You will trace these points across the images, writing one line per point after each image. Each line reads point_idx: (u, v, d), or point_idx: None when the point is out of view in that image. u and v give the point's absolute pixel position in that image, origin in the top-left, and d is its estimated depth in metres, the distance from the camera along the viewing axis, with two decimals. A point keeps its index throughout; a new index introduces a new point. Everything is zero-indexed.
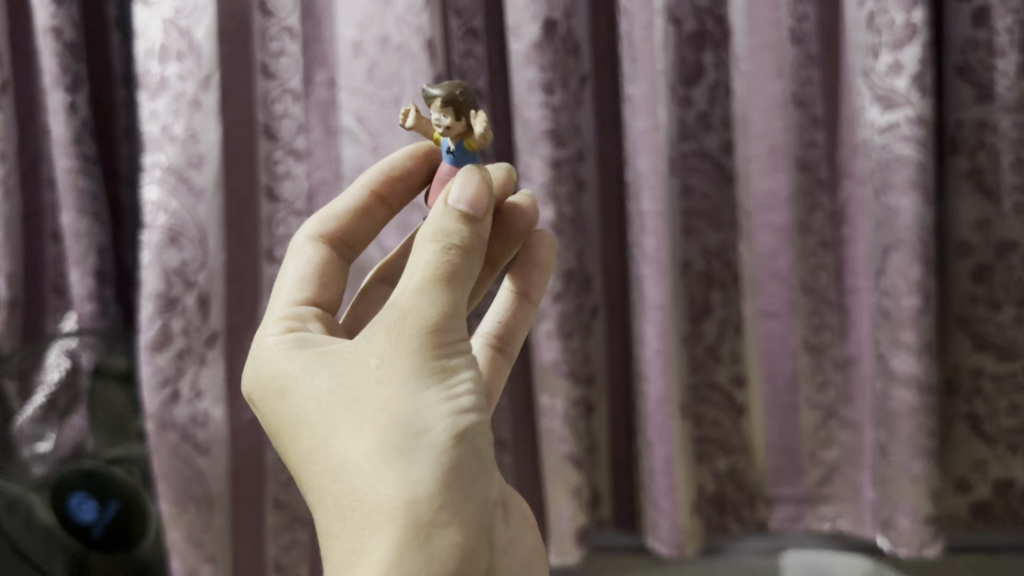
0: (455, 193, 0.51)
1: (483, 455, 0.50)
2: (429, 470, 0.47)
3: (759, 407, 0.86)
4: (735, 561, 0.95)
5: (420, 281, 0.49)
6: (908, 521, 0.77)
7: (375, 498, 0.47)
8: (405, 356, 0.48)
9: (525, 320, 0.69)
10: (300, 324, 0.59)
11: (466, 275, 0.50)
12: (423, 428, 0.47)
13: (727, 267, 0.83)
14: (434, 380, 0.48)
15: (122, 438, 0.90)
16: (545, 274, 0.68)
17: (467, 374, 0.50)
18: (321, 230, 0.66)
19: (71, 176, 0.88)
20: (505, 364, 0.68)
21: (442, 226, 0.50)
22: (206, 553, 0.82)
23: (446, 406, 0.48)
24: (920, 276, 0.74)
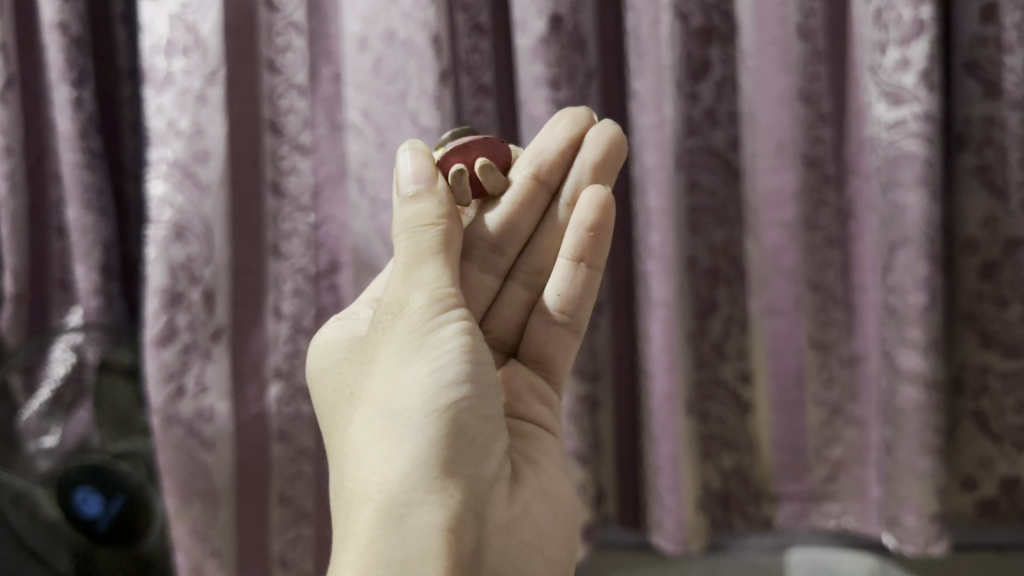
0: (409, 174, 0.52)
1: (478, 427, 0.50)
2: (408, 448, 0.48)
3: (765, 404, 0.86)
4: (738, 558, 0.95)
5: (402, 264, 0.51)
6: (914, 518, 0.76)
7: (363, 480, 0.49)
8: (392, 337, 0.50)
9: (589, 290, 0.64)
10: (352, 314, 0.62)
11: (447, 249, 0.51)
12: (402, 407, 0.48)
13: (733, 263, 0.84)
14: (416, 356, 0.49)
15: (129, 433, 0.92)
16: (601, 241, 0.62)
17: (457, 344, 0.49)
18: None
19: (76, 171, 0.88)
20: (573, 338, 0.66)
21: (414, 208, 0.51)
22: (211, 548, 0.83)
23: (425, 380, 0.48)
24: (927, 272, 0.73)
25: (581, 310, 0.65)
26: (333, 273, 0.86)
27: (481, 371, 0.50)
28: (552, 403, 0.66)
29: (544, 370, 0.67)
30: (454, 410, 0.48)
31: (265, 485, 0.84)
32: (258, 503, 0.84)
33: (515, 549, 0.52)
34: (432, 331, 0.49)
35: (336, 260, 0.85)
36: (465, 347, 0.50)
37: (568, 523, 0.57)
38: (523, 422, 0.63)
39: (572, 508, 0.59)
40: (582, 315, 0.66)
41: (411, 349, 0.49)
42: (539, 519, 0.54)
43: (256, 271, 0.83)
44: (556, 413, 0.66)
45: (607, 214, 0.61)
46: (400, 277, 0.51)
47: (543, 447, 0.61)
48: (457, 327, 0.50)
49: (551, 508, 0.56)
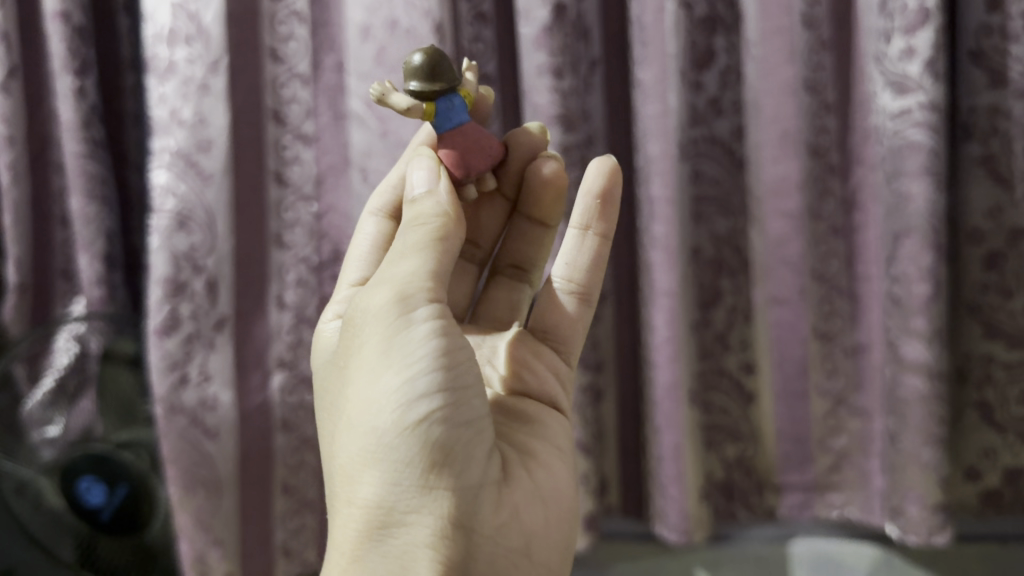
0: (418, 183, 0.54)
1: (457, 431, 0.49)
2: (386, 462, 0.49)
3: (768, 391, 0.86)
4: (743, 548, 0.95)
5: (391, 265, 0.51)
6: (917, 509, 0.77)
7: (351, 495, 0.51)
8: (368, 344, 0.50)
9: (603, 261, 0.67)
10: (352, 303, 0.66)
11: (441, 245, 0.51)
12: (376, 423, 0.49)
13: (737, 253, 0.84)
14: (388, 367, 0.49)
15: (131, 422, 0.90)
16: (613, 208, 0.65)
17: (431, 347, 0.49)
18: (384, 205, 0.69)
19: (78, 160, 0.88)
20: (587, 310, 0.68)
21: (419, 207, 0.52)
22: (214, 537, 0.83)
23: (397, 390, 0.49)
24: (932, 262, 0.73)
25: (592, 283, 0.67)
26: (335, 263, 0.84)
27: (457, 377, 0.50)
28: (559, 373, 0.68)
29: (553, 342, 0.69)
30: (428, 419, 0.48)
31: (268, 475, 0.84)
32: (262, 492, 0.84)
33: (504, 557, 0.51)
34: (404, 337, 0.49)
35: (339, 248, 0.84)
36: (440, 348, 0.49)
37: (564, 522, 0.56)
38: (534, 402, 0.65)
39: (570, 502, 0.58)
40: (593, 287, 0.67)
41: (384, 359, 0.50)
42: (530, 521, 0.53)
43: (257, 259, 0.82)
44: (566, 390, 0.68)
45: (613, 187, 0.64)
46: (382, 281, 0.51)
47: (547, 434, 0.62)
48: (431, 327, 0.49)
49: (544, 509, 0.55)
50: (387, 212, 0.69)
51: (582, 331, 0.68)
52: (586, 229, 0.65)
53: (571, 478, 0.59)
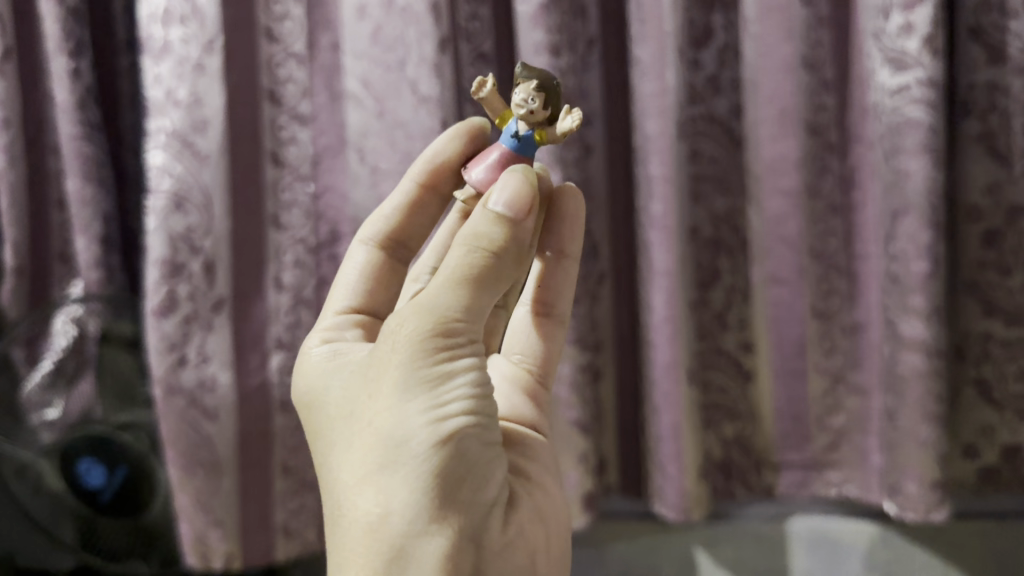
0: (497, 195, 0.50)
1: (478, 454, 0.50)
2: (410, 480, 0.49)
3: (766, 371, 0.86)
4: (741, 525, 0.95)
5: (436, 286, 0.49)
6: (916, 486, 0.77)
7: (364, 508, 0.51)
8: (400, 363, 0.49)
9: (568, 279, 0.68)
10: (337, 334, 0.63)
11: (492, 278, 0.49)
12: (404, 439, 0.49)
13: (735, 231, 0.84)
14: (423, 389, 0.49)
15: (130, 404, 0.91)
16: (575, 228, 0.66)
17: (466, 378, 0.49)
18: (373, 234, 0.68)
19: (75, 142, 0.88)
20: (557, 330, 0.69)
21: (478, 227, 0.49)
22: (215, 517, 0.83)
23: (430, 413, 0.48)
24: (930, 240, 0.73)
25: (560, 299, 0.68)
26: (332, 244, 0.85)
27: (485, 402, 0.50)
28: (539, 397, 0.68)
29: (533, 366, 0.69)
30: (457, 443, 0.49)
31: (268, 457, 0.85)
32: (262, 473, 0.84)
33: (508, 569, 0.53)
34: (442, 362, 0.49)
35: (337, 230, 0.85)
36: (473, 380, 0.50)
37: (557, 538, 0.60)
38: (515, 426, 0.65)
39: (562, 515, 0.61)
40: (563, 304, 0.69)
41: (420, 380, 0.49)
42: (530, 537, 0.56)
43: (254, 241, 0.82)
44: (545, 414, 0.68)
45: (576, 203, 0.66)
46: (427, 298, 0.49)
47: (533, 454, 0.63)
48: (466, 360, 0.50)
49: (542, 524, 0.58)
50: (377, 241, 0.68)
51: (559, 347, 0.70)
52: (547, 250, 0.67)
53: (562, 492, 0.63)
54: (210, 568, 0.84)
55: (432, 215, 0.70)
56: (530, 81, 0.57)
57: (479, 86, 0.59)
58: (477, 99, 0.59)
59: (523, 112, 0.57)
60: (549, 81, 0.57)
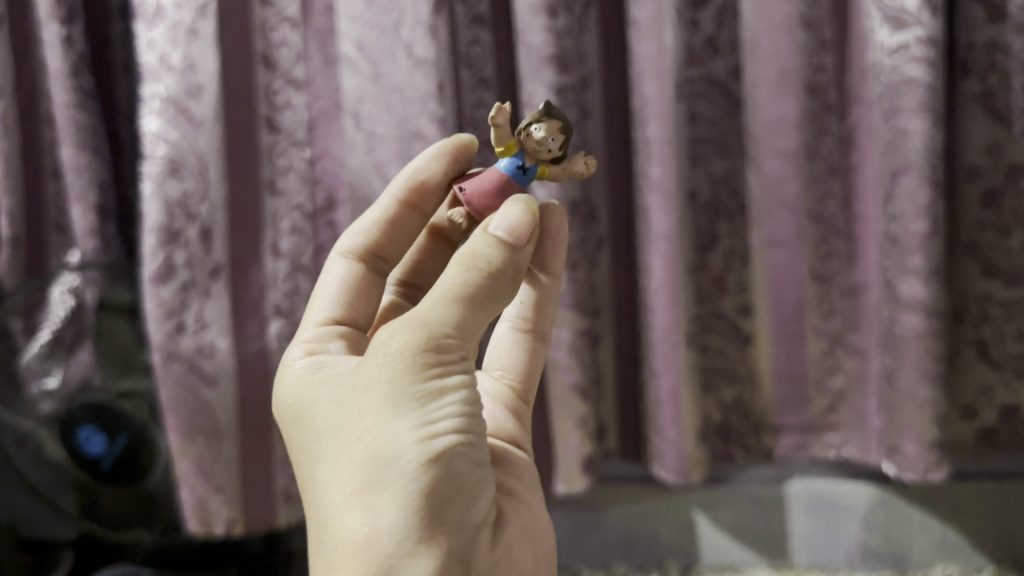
0: (499, 220, 0.50)
1: (467, 475, 0.48)
2: (398, 500, 0.46)
3: (765, 335, 0.85)
4: (741, 489, 0.95)
5: (428, 303, 0.48)
6: (915, 446, 0.77)
7: (349, 528, 0.47)
8: (390, 377, 0.47)
9: (552, 299, 0.68)
10: (320, 345, 0.59)
11: (486, 299, 0.49)
12: (392, 455, 0.46)
13: (734, 195, 0.84)
14: (414, 406, 0.46)
15: (128, 371, 0.89)
16: (562, 246, 0.65)
17: (456, 395, 0.47)
18: (352, 246, 0.64)
19: (68, 110, 0.87)
20: (541, 348, 0.69)
21: (477, 248, 0.49)
22: (215, 484, 0.83)
23: (420, 431, 0.46)
24: (929, 199, 0.73)
25: (543, 318, 0.68)
26: (329, 210, 0.85)
27: (475, 421, 0.48)
28: (523, 419, 0.67)
29: (517, 387, 0.68)
30: (447, 463, 0.46)
31: (268, 422, 0.85)
32: (263, 438, 0.85)
33: None
34: (432, 378, 0.47)
35: (334, 196, 0.85)
36: (463, 398, 0.48)
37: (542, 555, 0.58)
38: (500, 441, 0.63)
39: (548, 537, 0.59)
40: (546, 323, 0.69)
41: (410, 396, 0.46)
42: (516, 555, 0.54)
43: (251, 207, 0.81)
44: (526, 430, 0.67)
45: (561, 224, 0.64)
46: (418, 313, 0.48)
47: (521, 475, 0.61)
48: (457, 377, 0.48)
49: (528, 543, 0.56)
50: (357, 254, 0.64)
51: (541, 366, 0.69)
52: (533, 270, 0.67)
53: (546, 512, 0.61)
54: (210, 533, 0.84)
55: (412, 233, 0.66)
56: (557, 119, 0.57)
57: (499, 109, 0.56)
58: (493, 123, 0.56)
59: (546, 147, 0.57)
60: (567, 126, 0.58)
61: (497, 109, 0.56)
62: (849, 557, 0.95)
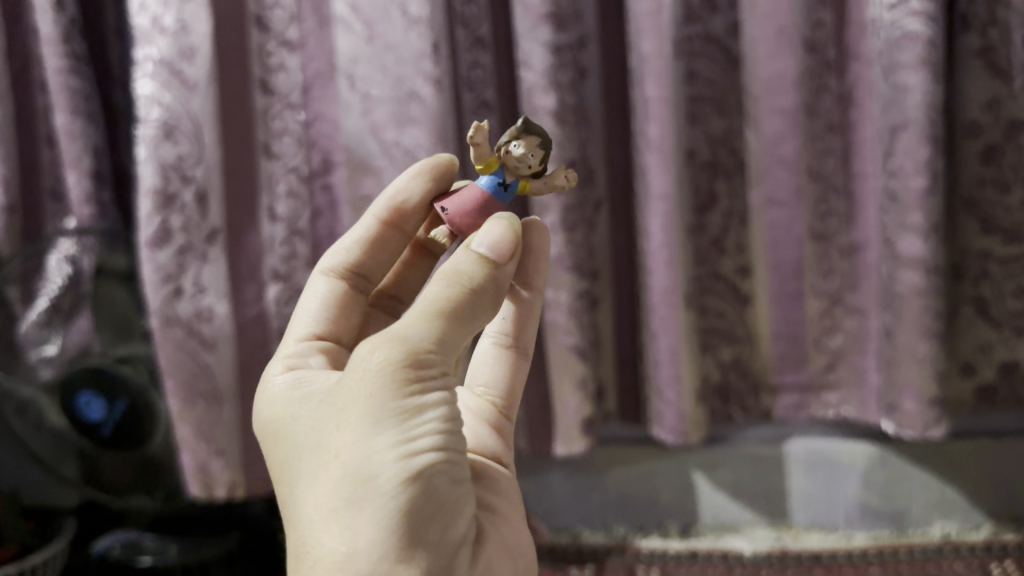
0: (481, 237, 0.48)
1: (447, 493, 0.45)
2: (374, 522, 0.42)
3: (763, 295, 0.85)
4: (739, 450, 0.95)
5: (409, 317, 0.44)
6: (913, 403, 0.78)
7: (322, 551, 0.43)
8: (368, 392, 0.43)
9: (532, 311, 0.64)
10: (300, 361, 0.55)
11: (469, 316, 0.45)
12: (369, 474, 0.42)
13: (733, 154, 0.83)
14: (392, 422, 0.42)
15: (127, 338, 0.88)
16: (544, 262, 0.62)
17: (437, 412, 0.44)
18: (335, 263, 0.61)
19: (61, 76, 0.86)
20: (523, 363, 0.65)
21: (458, 265, 0.47)
22: (216, 447, 0.83)
23: (400, 449, 0.42)
24: (929, 155, 0.73)
25: (525, 332, 0.65)
26: (326, 172, 0.83)
27: (456, 439, 0.45)
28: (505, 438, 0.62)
29: (501, 405, 0.64)
30: (427, 482, 0.43)
31: None
32: None
33: None
34: (414, 394, 0.43)
35: (330, 158, 0.83)
36: (444, 415, 0.44)
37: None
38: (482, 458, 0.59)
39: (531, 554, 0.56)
40: (528, 337, 0.65)
41: (389, 413, 0.42)
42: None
43: (246, 170, 0.81)
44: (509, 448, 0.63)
45: (543, 240, 0.61)
46: (398, 327, 0.44)
47: (498, 489, 0.57)
48: (439, 393, 0.44)
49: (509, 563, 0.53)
50: (339, 273, 0.61)
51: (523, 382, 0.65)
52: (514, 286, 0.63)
53: (528, 530, 0.58)
54: (212, 497, 0.85)
55: (395, 252, 0.62)
56: (538, 135, 0.55)
57: (478, 129, 0.53)
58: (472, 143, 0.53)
59: (527, 164, 0.54)
60: (547, 141, 0.55)
61: (476, 129, 0.53)
62: (849, 518, 0.96)
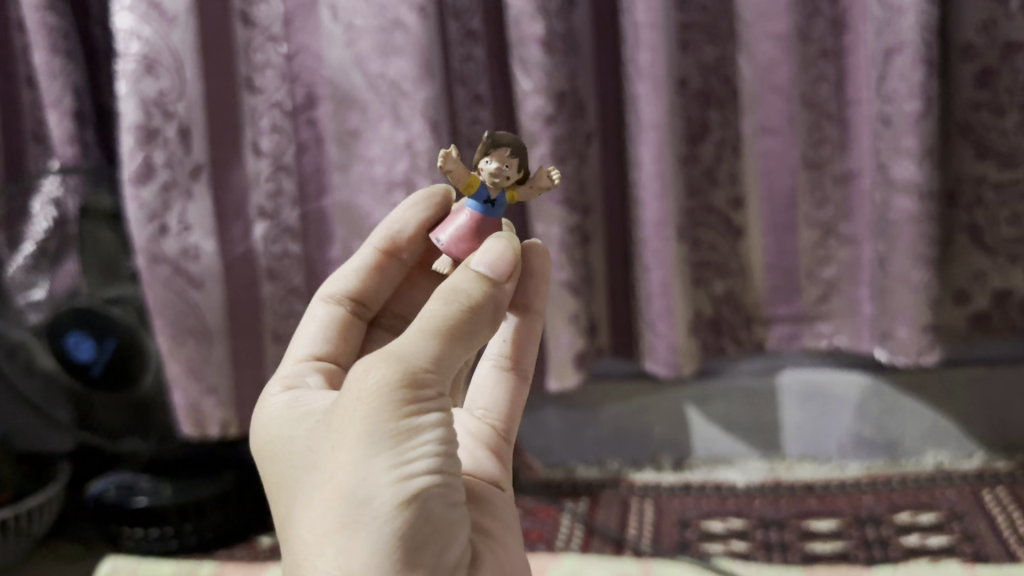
0: (480, 256, 0.46)
1: (446, 517, 0.43)
2: (369, 546, 0.40)
3: (757, 227, 0.85)
4: (731, 382, 0.95)
5: (406, 337, 0.43)
6: (907, 330, 0.77)
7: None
8: (363, 414, 0.41)
9: (533, 333, 0.59)
10: (297, 380, 0.54)
11: (467, 334, 0.44)
12: (365, 495, 0.40)
13: (725, 83, 0.81)
14: (387, 444, 0.40)
15: (114, 279, 0.85)
16: (544, 282, 0.58)
17: (435, 433, 0.42)
18: (332, 289, 0.60)
19: (38, 13, 0.84)
20: (523, 386, 0.59)
21: (458, 283, 0.45)
22: (207, 385, 0.83)
23: (395, 471, 0.40)
24: (923, 78, 0.72)
25: (527, 353, 0.59)
26: (310, 107, 0.81)
27: (455, 462, 0.43)
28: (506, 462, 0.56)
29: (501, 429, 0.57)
30: (423, 506, 0.41)
31: (258, 324, 0.84)
32: (253, 341, 0.85)
33: None
34: (410, 415, 0.41)
35: (313, 91, 0.81)
36: (442, 436, 0.42)
37: None
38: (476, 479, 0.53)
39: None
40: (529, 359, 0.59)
41: (383, 435, 0.40)
42: None
43: (227, 105, 0.79)
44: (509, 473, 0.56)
45: (544, 262, 0.57)
46: (395, 346, 0.42)
47: (497, 513, 0.51)
48: (436, 414, 0.42)
49: None
50: (338, 299, 0.60)
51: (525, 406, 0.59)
52: (514, 306, 0.58)
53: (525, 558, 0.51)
54: (205, 435, 0.85)
55: (394, 281, 0.62)
56: (508, 146, 0.51)
57: (447, 157, 0.50)
58: (444, 171, 0.50)
59: (504, 179, 0.51)
60: (520, 145, 0.51)
61: (444, 157, 0.49)
62: (842, 448, 0.96)
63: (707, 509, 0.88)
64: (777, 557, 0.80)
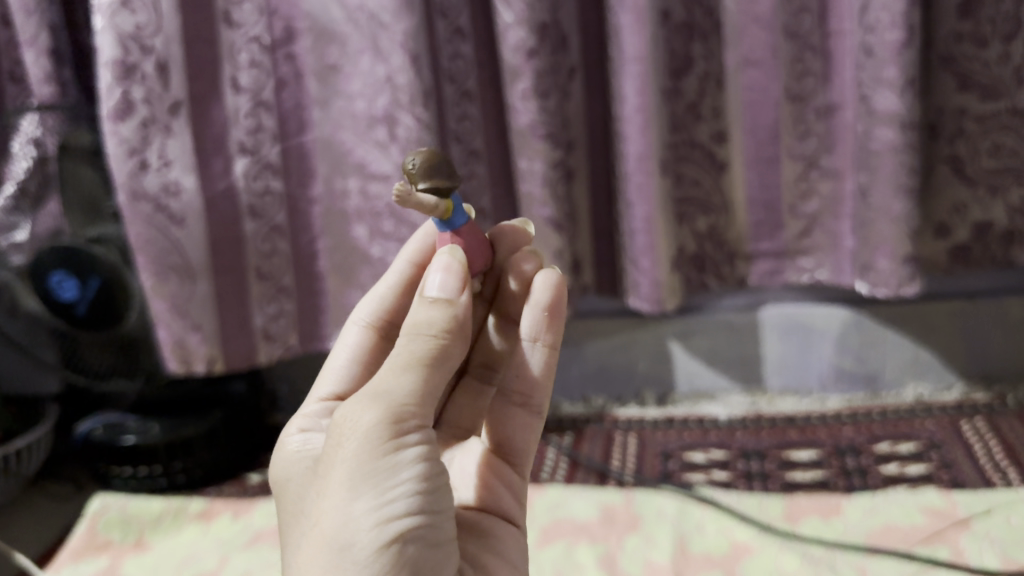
0: (433, 282, 0.45)
1: (430, 554, 0.43)
2: None
3: (738, 161, 0.85)
4: (714, 318, 0.96)
5: (382, 377, 0.43)
6: (887, 262, 0.78)
7: None
8: (342, 458, 0.41)
9: (546, 367, 0.55)
10: (313, 422, 0.55)
11: (444, 364, 0.43)
12: (345, 541, 0.41)
13: (709, 16, 0.80)
14: (366, 487, 0.41)
15: (95, 218, 0.85)
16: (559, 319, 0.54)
17: (412, 471, 0.42)
18: (369, 312, 0.61)
19: None
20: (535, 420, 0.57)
21: (424, 313, 0.44)
22: (192, 322, 0.83)
23: (375, 513, 0.41)
24: (905, 7, 0.71)
25: (538, 390, 0.56)
26: (289, 41, 0.81)
27: (434, 499, 0.43)
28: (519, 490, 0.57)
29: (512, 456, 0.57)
30: (406, 547, 0.42)
31: (241, 261, 0.84)
32: (237, 278, 0.85)
33: None
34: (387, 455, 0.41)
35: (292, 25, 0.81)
36: (421, 473, 0.42)
37: None
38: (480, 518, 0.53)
39: None
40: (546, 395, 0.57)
41: (363, 477, 0.41)
42: None
43: (205, 40, 0.78)
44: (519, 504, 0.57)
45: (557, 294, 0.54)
46: (372, 387, 0.43)
47: (504, 550, 0.53)
48: (415, 450, 0.42)
49: None
50: (372, 321, 0.61)
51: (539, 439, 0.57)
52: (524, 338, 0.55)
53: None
54: (190, 372, 0.85)
55: None
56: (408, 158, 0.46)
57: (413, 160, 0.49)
58: None
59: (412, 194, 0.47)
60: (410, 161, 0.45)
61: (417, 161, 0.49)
62: (823, 382, 0.97)
63: (688, 442, 0.90)
64: (757, 486, 0.82)
